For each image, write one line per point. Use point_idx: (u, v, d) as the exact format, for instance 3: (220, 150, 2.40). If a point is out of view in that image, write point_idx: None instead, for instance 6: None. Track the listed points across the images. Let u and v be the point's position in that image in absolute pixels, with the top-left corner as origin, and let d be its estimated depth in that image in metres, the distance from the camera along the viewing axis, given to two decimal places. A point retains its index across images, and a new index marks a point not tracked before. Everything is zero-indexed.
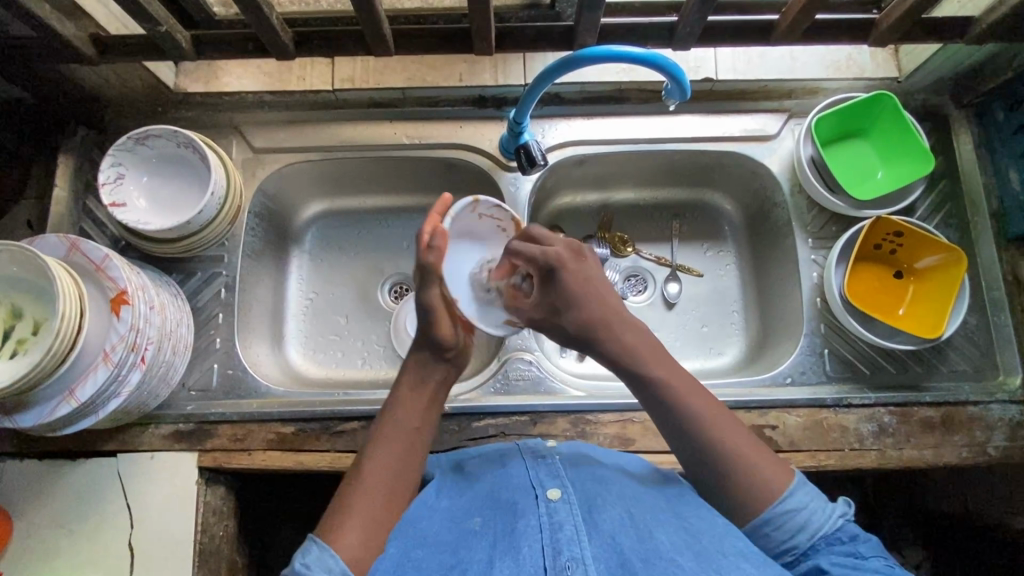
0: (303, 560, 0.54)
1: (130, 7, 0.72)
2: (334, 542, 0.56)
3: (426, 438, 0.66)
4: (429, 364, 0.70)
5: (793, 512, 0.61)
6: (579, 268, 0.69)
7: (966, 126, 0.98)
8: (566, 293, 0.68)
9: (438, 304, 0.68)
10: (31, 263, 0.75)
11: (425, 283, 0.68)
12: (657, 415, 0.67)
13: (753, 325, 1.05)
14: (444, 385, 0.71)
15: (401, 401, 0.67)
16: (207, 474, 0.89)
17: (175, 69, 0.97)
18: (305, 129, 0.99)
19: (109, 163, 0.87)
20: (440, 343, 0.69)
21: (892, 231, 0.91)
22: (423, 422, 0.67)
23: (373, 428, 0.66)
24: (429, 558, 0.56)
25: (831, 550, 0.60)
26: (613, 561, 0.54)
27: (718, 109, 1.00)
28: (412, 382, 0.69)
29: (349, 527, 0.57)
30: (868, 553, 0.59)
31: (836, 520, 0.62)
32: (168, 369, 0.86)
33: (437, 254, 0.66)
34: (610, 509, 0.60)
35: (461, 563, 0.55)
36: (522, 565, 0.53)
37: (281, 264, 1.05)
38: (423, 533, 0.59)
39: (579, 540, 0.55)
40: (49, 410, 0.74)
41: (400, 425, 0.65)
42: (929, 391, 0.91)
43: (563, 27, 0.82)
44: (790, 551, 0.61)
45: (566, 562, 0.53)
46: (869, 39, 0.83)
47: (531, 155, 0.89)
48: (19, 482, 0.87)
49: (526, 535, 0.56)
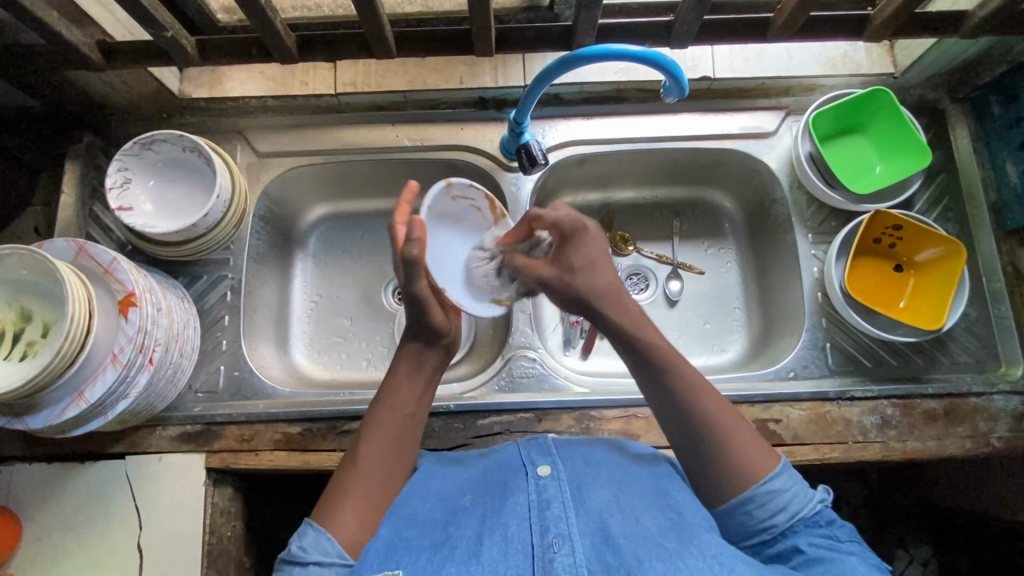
0: (301, 543, 0.58)
1: (137, 13, 0.73)
2: (331, 526, 0.59)
3: (419, 421, 0.69)
4: (421, 351, 0.71)
5: (777, 493, 0.61)
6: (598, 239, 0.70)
7: (962, 120, 0.99)
8: (582, 255, 0.70)
9: (426, 295, 0.68)
10: (41, 266, 0.76)
11: (412, 276, 0.67)
12: (653, 389, 0.67)
13: (755, 321, 1.06)
14: (438, 370, 0.73)
15: (396, 386, 0.69)
16: (214, 475, 0.89)
17: (178, 75, 0.98)
18: (308, 133, 1.00)
19: (116, 168, 0.88)
20: (433, 329, 0.70)
21: (891, 224, 0.92)
22: (419, 407, 0.69)
23: (369, 413, 0.69)
24: (421, 535, 0.59)
25: (810, 531, 0.60)
26: (599, 537, 0.57)
27: (716, 107, 1.01)
28: (408, 368, 0.71)
29: (345, 512, 0.60)
30: (844, 538, 0.60)
31: (816, 505, 0.62)
32: (175, 371, 0.87)
33: (419, 247, 0.65)
34: (598, 492, 0.62)
35: (451, 540, 0.58)
36: (510, 542, 0.56)
37: (286, 267, 1.06)
38: (413, 510, 0.62)
39: (565, 517, 0.58)
40: (59, 412, 0.75)
41: (395, 411, 0.67)
42: (931, 382, 0.91)
43: (562, 28, 0.83)
44: (769, 530, 0.61)
45: (553, 539, 0.56)
46: (865, 34, 0.84)
47: (532, 154, 0.90)
48: (29, 486, 0.87)
49: (514, 514, 0.59)
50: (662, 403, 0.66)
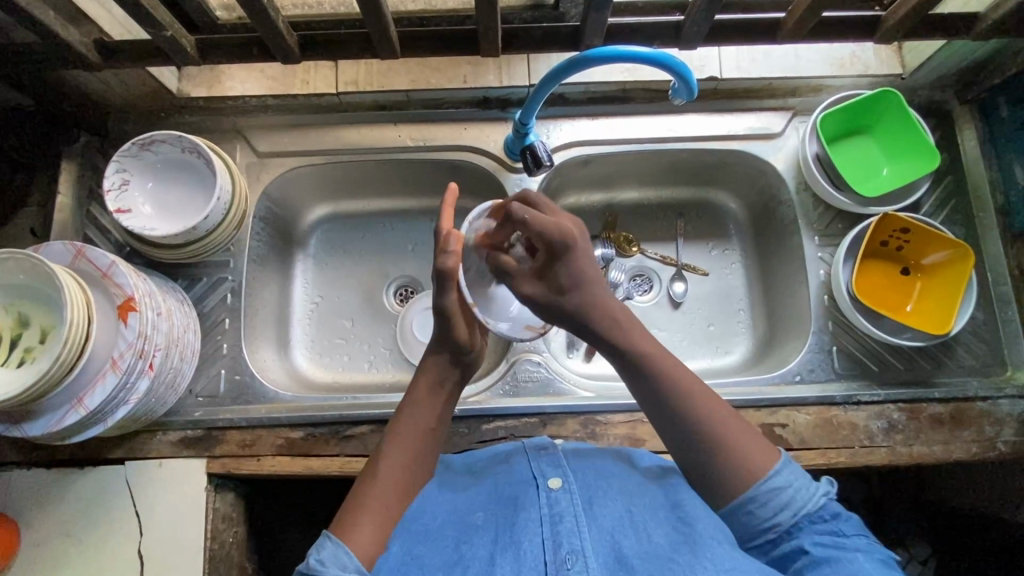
0: (319, 555, 0.56)
1: (134, 12, 0.71)
2: (349, 541, 0.58)
3: (439, 436, 0.68)
4: (445, 367, 0.70)
5: (779, 490, 0.60)
6: (584, 251, 0.64)
7: (970, 122, 0.99)
8: (570, 274, 0.64)
9: (455, 307, 0.68)
10: (37, 271, 0.74)
11: (441, 289, 0.67)
12: (650, 404, 0.64)
13: (760, 323, 1.05)
14: (460, 384, 0.72)
15: (418, 401, 0.68)
16: (215, 480, 0.88)
17: (176, 74, 0.96)
18: (310, 133, 0.99)
19: (114, 170, 0.86)
20: (456, 343, 0.69)
21: (900, 227, 0.91)
22: (439, 422, 0.68)
23: (389, 425, 0.67)
24: (433, 553, 0.58)
25: (815, 529, 0.59)
26: (611, 557, 0.57)
27: (723, 108, 1.00)
28: (429, 381, 0.69)
29: (365, 528, 0.59)
30: (849, 532, 0.59)
31: (819, 499, 0.60)
32: (176, 375, 0.85)
33: (454, 259, 0.65)
34: (610, 506, 0.62)
35: (464, 559, 0.57)
36: (523, 560, 0.56)
37: (286, 267, 1.05)
38: (424, 525, 0.62)
39: (578, 532, 0.58)
40: (57, 419, 0.74)
41: (417, 427, 0.66)
42: (937, 386, 0.91)
43: (569, 28, 0.82)
44: (773, 530, 0.60)
45: (567, 555, 0.56)
46: (876, 36, 0.83)
47: (538, 156, 0.89)
48: (27, 491, 0.86)
49: (526, 530, 0.59)
50: (662, 418, 0.64)
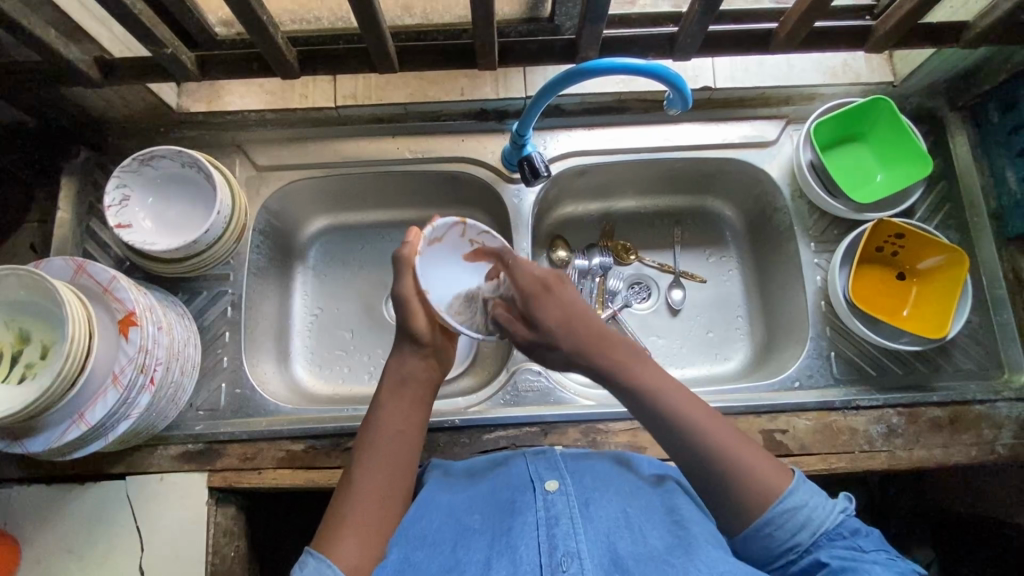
0: (302, 572, 0.57)
1: (135, 30, 0.72)
2: (332, 552, 0.58)
3: (412, 436, 0.68)
4: (409, 363, 0.71)
5: (795, 510, 0.61)
6: (563, 291, 0.70)
7: (961, 128, 1.00)
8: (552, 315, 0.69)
9: (410, 293, 0.71)
10: (37, 287, 0.74)
11: (398, 275, 0.71)
12: (653, 425, 0.67)
13: (759, 330, 1.05)
14: (427, 385, 0.72)
15: (385, 406, 0.69)
16: (216, 494, 0.88)
17: (176, 90, 0.96)
18: (308, 146, 1.00)
19: (115, 185, 0.87)
20: (415, 335, 0.71)
21: (894, 233, 0.92)
22: (409, 424, 0.68)
23: (360, 433, 0.68)
24: (430, 558, 0.59)
25: (833, 545, 0.60)
26: (607, 559, 0.57)
27: (718, 116, 1.01)
28: (393, 383, 0.70)
29: (347, 538, 0.59)
30: (868, 547, 0.60)
31: (836, 515, 0.62)
32: (176, 389, 0.85)
33: (411, 248, 0.71)
34: (606, 507, 0.62)
35: (460, 563, 0.58)
36: (520, 564, 0.56)
37: (286, 280, 1.05)
38: (419, 530, 0.62)
39: (574, 534, 0.58)
40: (59, 434, 0.74)
41: (386, 432, 0.67)
42: (936, 390, 0.91)
43: (564, 40, 0.83)
44: (794, 549, 0.61)
45: (562, 557, 0.56)
46: (866, 45, 0.84)
47: (535, 166, 0.89)
48: (27, 508, 0.86)
49: (523, 533, 0.59)
50: (670, 443, 0.66)
